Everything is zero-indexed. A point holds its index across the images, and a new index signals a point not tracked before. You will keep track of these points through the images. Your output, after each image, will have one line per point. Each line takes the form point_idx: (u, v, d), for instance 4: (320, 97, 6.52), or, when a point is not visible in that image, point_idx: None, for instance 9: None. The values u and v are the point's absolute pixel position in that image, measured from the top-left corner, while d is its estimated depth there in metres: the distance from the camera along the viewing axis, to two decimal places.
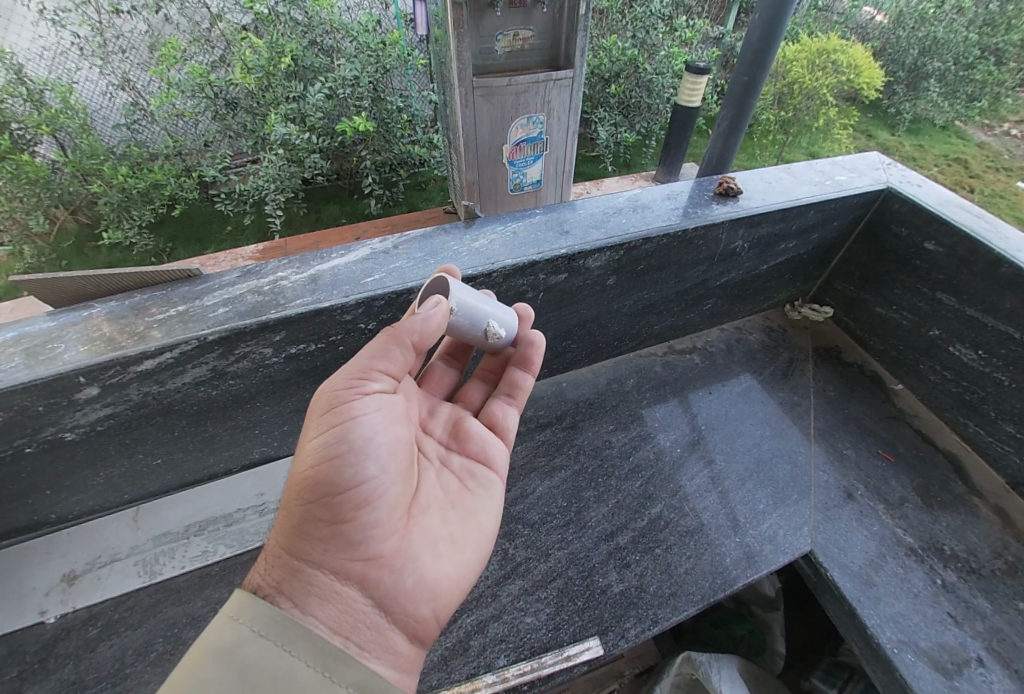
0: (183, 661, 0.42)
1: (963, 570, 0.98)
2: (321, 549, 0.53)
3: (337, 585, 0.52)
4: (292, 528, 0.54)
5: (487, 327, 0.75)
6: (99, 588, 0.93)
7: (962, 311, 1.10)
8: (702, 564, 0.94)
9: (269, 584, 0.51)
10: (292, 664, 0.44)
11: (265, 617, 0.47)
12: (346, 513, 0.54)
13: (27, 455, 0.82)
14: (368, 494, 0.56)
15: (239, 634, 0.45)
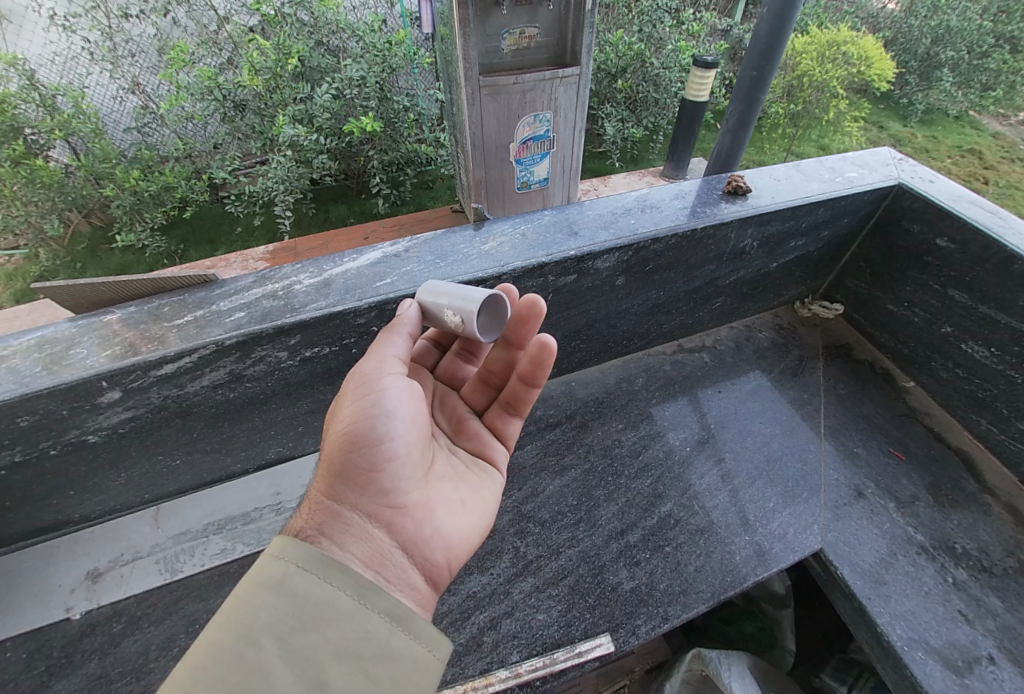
0: (231, 590, 0.42)
1: (975, 569, 0.97)
2: (356, 493, 0.55)
3: (369, 528, 0.54)
4: (326, 476, 0.56)
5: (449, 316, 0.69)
6: (122, 585, 0.96)
7: (975, 308, 1.09)
8: (713, 562, 0.94)
9: (307, 526, 0.52)
10: (336, 595, 0.45)
11: (307, 552, 0.46)
12: (379, 462, 0.57)
13: (52, 457, 0.85)
14: (399, 448, 0.59)
15: (283, 567, 0.45)
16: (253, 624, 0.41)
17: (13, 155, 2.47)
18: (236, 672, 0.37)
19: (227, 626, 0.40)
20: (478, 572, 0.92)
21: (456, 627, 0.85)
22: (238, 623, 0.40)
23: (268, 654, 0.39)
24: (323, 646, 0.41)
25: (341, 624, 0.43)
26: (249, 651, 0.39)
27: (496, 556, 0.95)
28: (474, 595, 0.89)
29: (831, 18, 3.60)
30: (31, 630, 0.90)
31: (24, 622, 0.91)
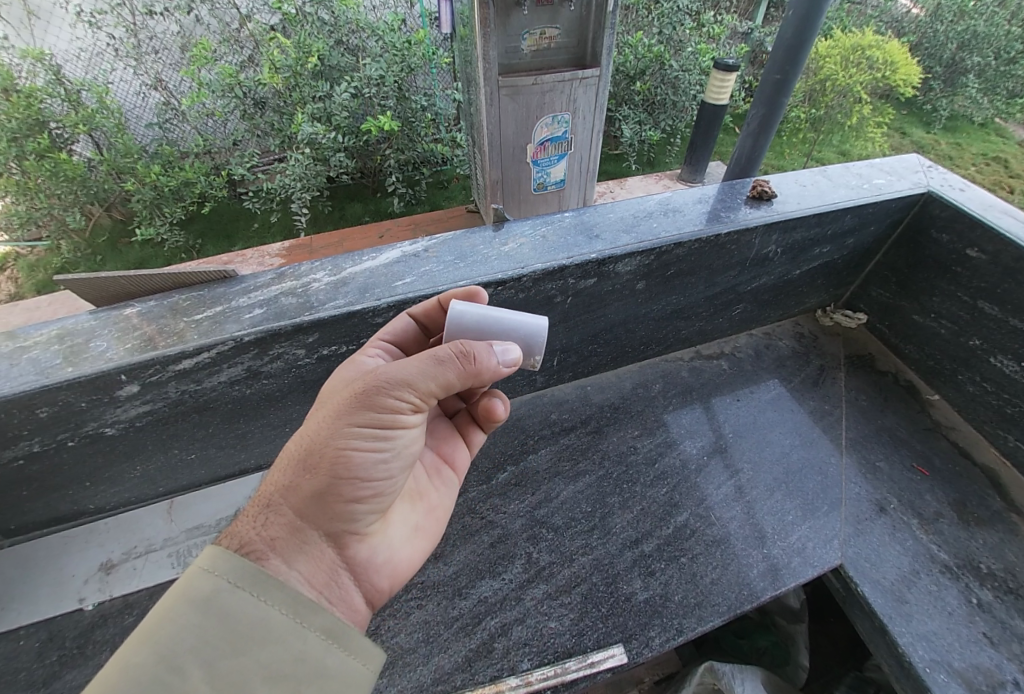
0: (153, 610, 0.40)
1: (1000, 590, 0.94)
2: (327, 517, 0.53)
3: (327, 554, 0.52)
4: (298, 491, 0.51)
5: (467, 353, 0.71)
6: (134, 577, 0.97)
7: (1005, 321, 1.06)
8: (728, 575, 0.92)
9: (260, 539, 0.48)
10: (267, 614, 0.43)
11: (239, 567, 0.44)
12: (355, 496, 0.55)
13: (69, 448, 0.86)
14: (383, 484, 0.57)
15: (213, 584, 0.43)
16: (175, 646, 0.38)
17: (38, 148, 2.54)
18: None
19: (147, 647, 0.37)
20: (489, 577, 0.91)
21: (466, 632, 0.84)
22: (159, 644, 0.38)
23: (192, 674, 0.37)
24: (252, 668, 0.40)
25: (272, 644, 0.42)
26: (170, 675, 0.37)
27: (508, 561, 0.94)
28: (485, 600, 0.88)
29: (855, 22, 3.57)
30: (44, 621, 0.91)
31: (38, 612, 0.92)
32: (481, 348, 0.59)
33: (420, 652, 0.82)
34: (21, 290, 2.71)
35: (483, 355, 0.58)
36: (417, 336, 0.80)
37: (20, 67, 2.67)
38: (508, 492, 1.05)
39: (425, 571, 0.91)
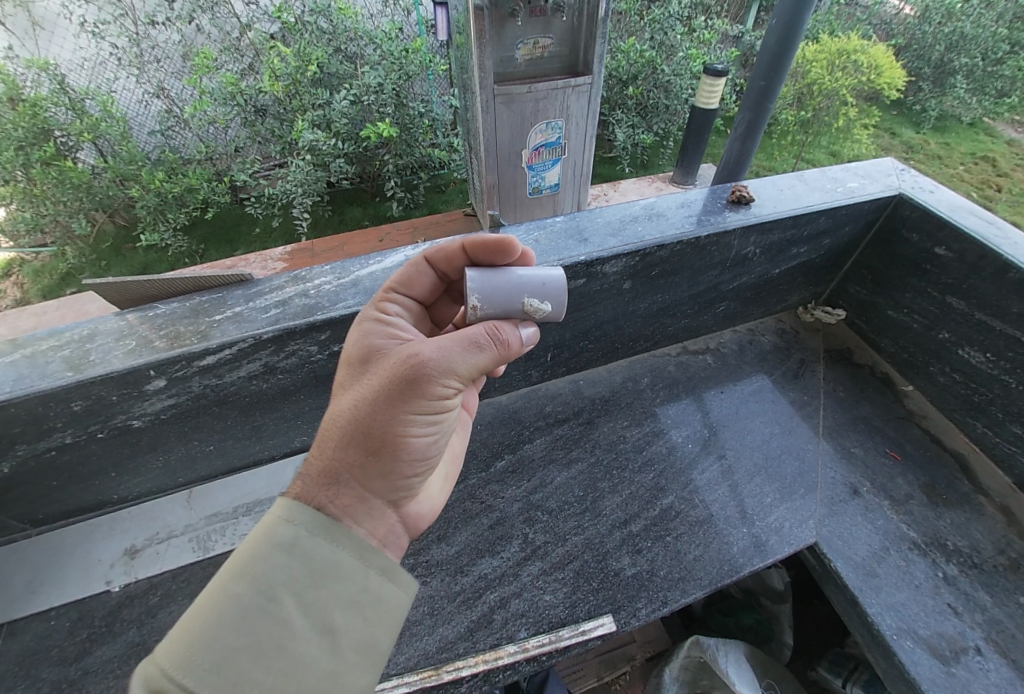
0: (243, 551, 0.43)
1: (965, 565, 1.02)
2: (389, 488, 0.54)
3: (389, 514, 0.54)
4: (365, 465, 0.51)
5: (522, 303, 0.69)
6: (158, 561, 1.04)
7: (971, 314, 1.14)
8: (711, 551, 1.00)
9: (334, 506, 0.49)
10: (344, 558, 0.47)
11: (317, 518, 0.47)
12: (415, 467, 0.56)
13: (98, 439, 0.93)
14: (430, 451, 0.59)
15: (295, 531, 0.45)
16: (270, 581, 0.41)
17: (43, 156, 2.61)
18: (260, 623, 0.39)
19: (246, 581, 0.41)
20: (489, 556, 0.98)
21: (467, 605, 0.91)
22: (254, 578, 0.41)
23: (287, 604, 0.41)
24: (334, 601, 0.44)
25: (349, 582, 0.46)
26: (270, 606, 0.40)
27: (506, 540, 1.01)
28: (485, 577, 0.95)
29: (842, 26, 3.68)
30: (75, 600, 0.98)
31: (69, 593, 0.99)
32: (510, 331, 0.64)
33: (426, 624, 0.89)
34: (28, 294, 2.79)
35: (512, 339, 0.63)
36: (434, 286, 0.80)
37: (25, 76, 2.75)
38: (506, 478, 1.12)
39: (428, 551, 0.98)
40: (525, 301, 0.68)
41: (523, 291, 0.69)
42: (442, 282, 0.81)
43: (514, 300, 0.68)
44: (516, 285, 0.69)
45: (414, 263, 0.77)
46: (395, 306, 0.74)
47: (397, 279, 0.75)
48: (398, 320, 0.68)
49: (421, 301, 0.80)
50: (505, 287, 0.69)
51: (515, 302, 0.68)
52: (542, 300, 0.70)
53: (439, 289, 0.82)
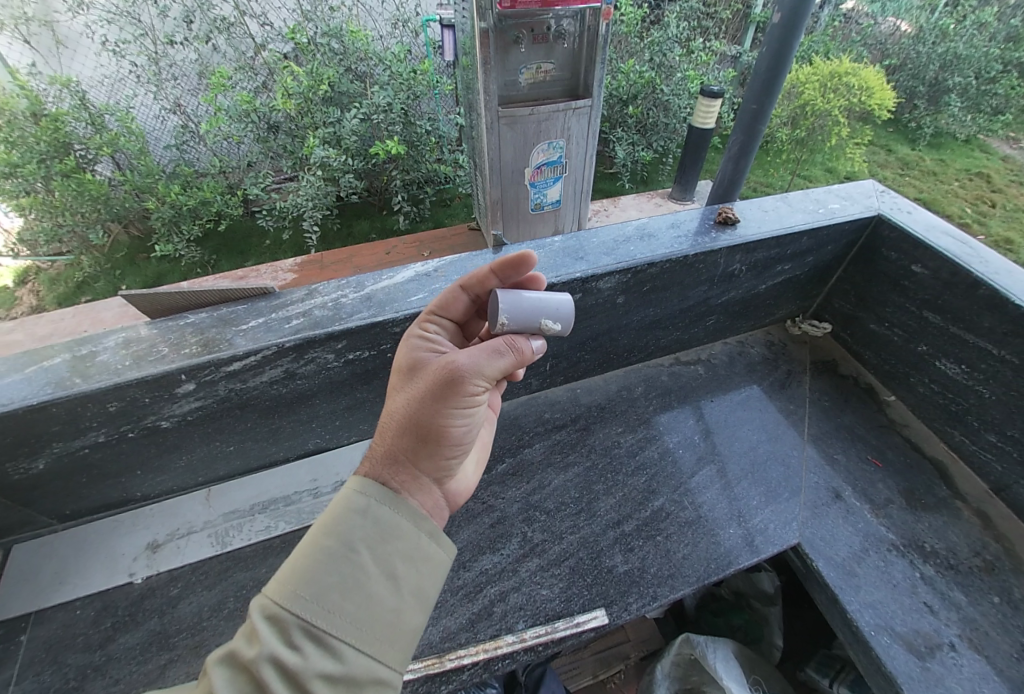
0: (327, 513, 0.50)
1: (941, 566, 1.07)
2: (437, 471, 0.61)
3: (438, 495, 0.61)
4: (416, 449, 0.59)
5: (539, 322, 0.76)
6: (178, 555, 1.10)
7: (946, 328, 1.20)
8: (699, 551, 1.06)
9: (395, 481, 0.56)
10: (408, 522, 0.53)
11: (383, 490, 0.54)
12: (456, 454, 0.64)
13: (129, 439, 1.00)
14: (467, 441, 0.67)
15: (367, 499, 0.52)
16: (350, 537, 0.48)
17: (64, 169, 2.72)
18: (345, 570, 0.46)
19: (332, 536, 0.47)
20: (490, 552, 1.05)
21: (469, 598, 0.97)
22: (338, 534, 0.48)
23: (365, 557, 0.48)
24: (400, 558, 0.51)
25: (412, 544, 0.52)
26: (352, 557, 0.47)
27: (506, 538, 1.07)
28: (486, 572, 1.02)
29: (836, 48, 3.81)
30: (101, 590, 1.05)
31: (95, 583, 1.06)
32: (522, 345, 0.69)
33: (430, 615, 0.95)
34: (44, 302, 2.88)
35: (524, 350, 0.69)
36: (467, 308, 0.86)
37: (48, 93, 2.88)
38: (505, 481, 1.19)
39: None
40: (543, 322, 0.75)
41: (542, 312, 0.75)
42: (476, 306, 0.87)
43: (533, 320, 0.75)
44: (535, 306, 0.75)
45: (450, 290, 0.84)
46: (436, 329, 0.82)
47: (436, 304, 0.83)
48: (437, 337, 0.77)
49: (456, 321, 0.88)
50: (526, 308, 0.75)
51: (534, 322, 0.75)
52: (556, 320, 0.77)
53: (472, 311, 0.89)
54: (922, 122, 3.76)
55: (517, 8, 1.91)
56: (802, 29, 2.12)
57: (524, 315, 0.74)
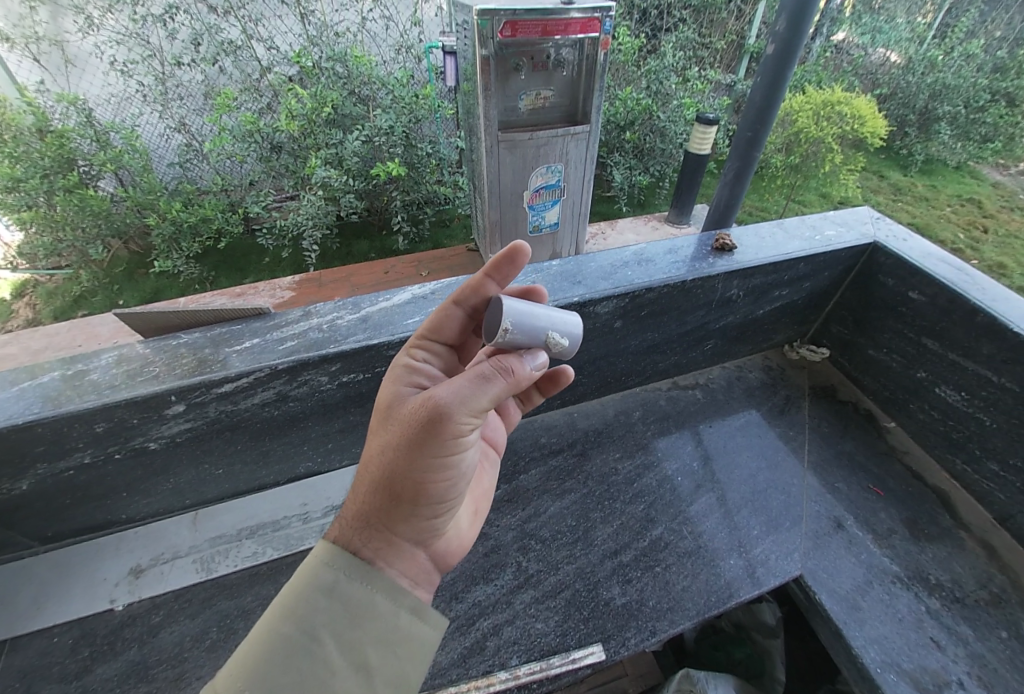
0: (293, 590, 0.49)
1: (947, 598, 1.04)
2: (413, 528, 0.60)
3: (415, 550, 0.60)
4: (388, 510, 0.57)
5: (546, 336, 0.72)
6: (162, 581, 1.07)
7: (945, 354, 1.20)
8: (699, 582, 1.03)
9: (366, 548, 0.56)
10: (376, 599, 0.53)
11: (352, 563, 0.53)
12: (434, 506, 0.62)
13: (115, 460, 0.98)
14: (452, 488, 0.65)
15: (334, 575, 0.52)
16: (313, 622, 0.48)
17: (67, 184, 2.74)
18: (305, 660, 0.46)
19: (294, 620, 0.47)
20: (483, 583, 1.01)
21: (461, 631, 0.94)
22: (301, 618, 0.48)
23: (327, 643, 0.48)
24: (366, 638, 0.50)
25: (380, 623, 0.52)
26: (313, 645, 0.47)
27: (500, 568, 1.04)
28: (479, 603, 0.98)
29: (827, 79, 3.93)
30: (78, 618, 1.01)
31: (73, 610, 1.01)
32: (516, 363, 0.64)
33: None
34: (40, 316, 2.87)
35: (521, 369, 0.64)
36: (462, 323, 0.85)
37: (55, 110, 2.93)
38: (501, 507, 1.16)
39: None
40: (550, 335, 0.72)
41: (550, 325, 0.72)
42: (469, 321, 0.86)
43: (537, 332, 0.71)
44: (545, 317, 0.72)
45: (444, 308, 0.82)
46: (425, 352, 0.80)
47: (427, 326, 0.81)
48: (423, 367, 0.75)
49: (450, 341, 0.86)
50: (535, 317, 0.71)
51: (542, 333, 0.72)
52: (562, 337, 0.74)
53: (465, 328, 0.87)
54: (912, 150, 3.86)
55: (517, 36, 1.97)
56: (795, 61, 2.16)
57: (532, 324, 0.71)
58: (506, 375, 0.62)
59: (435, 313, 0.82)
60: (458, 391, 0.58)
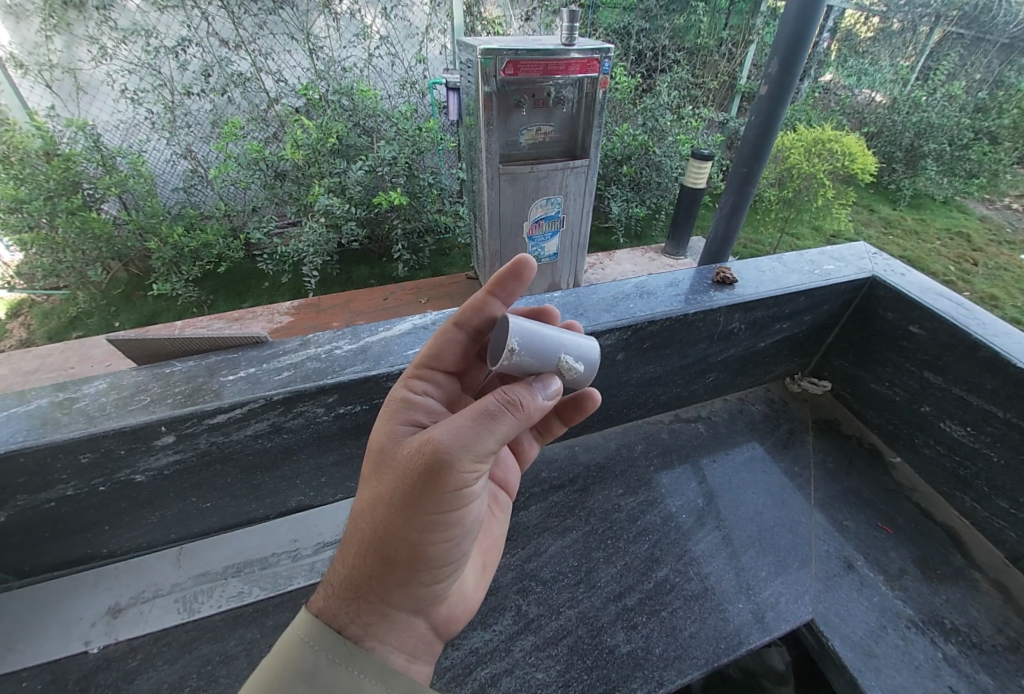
0: (268, 678, 0.48)
1: (964, 644, 1.00)
2: (406, 594, 0.58)
3: (409, 617, 0.59)
4: (380, 576, 0.56)
5: (558, 359, 0.71)
6: (141, 622, 1.01)
7: (949, 388, 1.19)
8: (707, 628, 0.98)
9: (355, 624, 0.54)
10: (360, 681, 0.50)
11: (336, 642, 0.52)
12: (430, 568, 0.60)
13: (100, 492, 0.94)
14: (452, 546, 0.63)
15: (313, 658, 0.50)
16: None
17: (71, 207, 2.77)
18: None
19: None
20: (480, 628, 0.96)
21: (457, 682, 0.88)
22: None
23: None
24: None
25: None
26: None
27: (499, 612, 0.99)
28: (476, 651, 0.93)
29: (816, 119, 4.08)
30: (49, 662, 0.94)
31: (44, 653, 0.96)
32: (524, 394, 0.60)
33: None
34: (33, 336, 2.85)
35: (530, 402, 0.60)
36: (464, 346, 0.85)
37: (64, 135, 2.99)
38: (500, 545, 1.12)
39: None
40: (563, 357, 0.71)
41: (563, 348, 0.72)
42: (470, 344, 0.86)
43: (549, 355, 0.70)
44: (556, 339, 0.72)
45: (443, 332, 0.82)
46: (425, 382, 0.79)
47: (426, 352, 0.81)
48: (422, 401, 0.73)
49: (449, 367, 0.85)
50: (547, 339, 0.71)
51: (554, 356, 0.71)
52: (576, 361, 0.73)
53: (466, 352, 0.86)
54: (900, 185, 3.97)
55: (519, 75, 2.04)
56: (788, 100, 2.22)
57: (542, 344, 0.70)
58: (516, 416, 0.58)
59: (433, 339, 0.82)
60: (457, 442, 0.55)
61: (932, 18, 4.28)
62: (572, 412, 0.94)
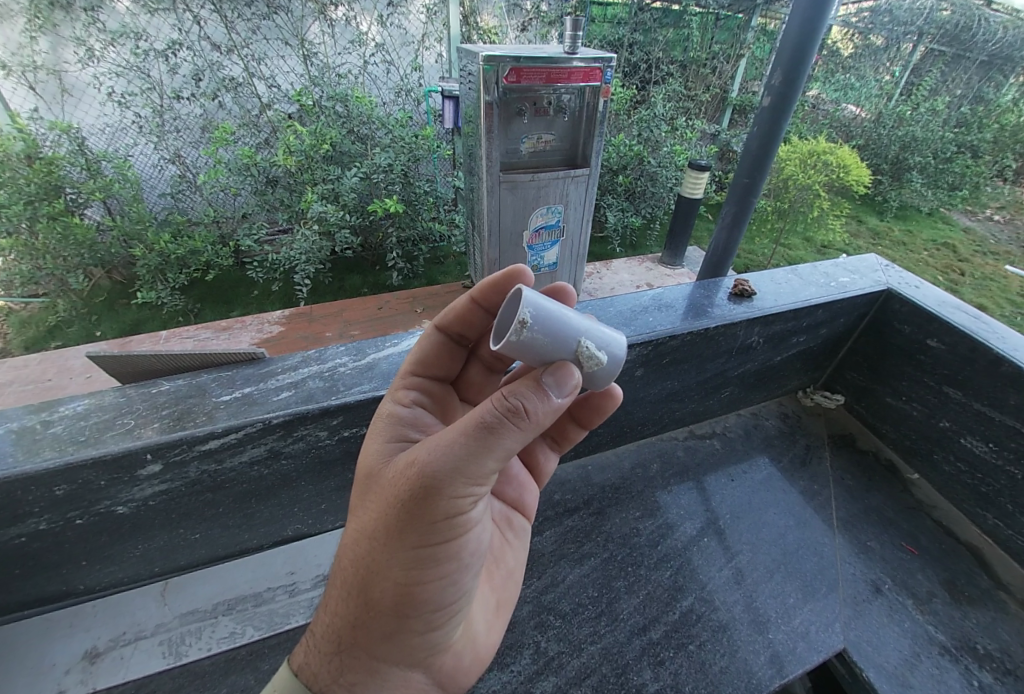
0: None
1: (999, 671, 0.95)
2: (398, 646, 0.53)
3: (404, 669, 0.54)
4: (366, 624, 0.52)
5: (576, 344, 0.64)
6: (121, 668, 0.92)
7: (969, 404, 1.16)
8: (738, 662, 0.92)
9: (339, 682, 0.50)
10: None
11: None
12: (427, 616, 0.55)
13: (76, 526, 0.85)
14: (453, 588, 0.57)
15: None
16: None
17: (52, 211, 2.65)
18: None
19: None
20: (497, 669, 0.89)
21: None
22: None
23: None
24: None
25: None
26: None
27: (516, 651, 0.92)
28: None
29: None
30: None
31: None
32: (533, 400, 0.51)
33: None
34: (8, 346, 2.71)
35: (534, 412, 0.51)
36: (451, 350, 0.82)
37: (46, 137, 2.87)
38: None
39: None
40: (582, 343, 0.64)
41: (581, 333, 0.65)
42: (457, 347, 0.82)
43: (566, 339, 0.63)
44: (575, 321, 0.66)
45: (427, 335, 0.79)
46: (416, 389, 0.75)
47: (414, 358, 0.78)
48: (416, 415, 0.68)
49: (440, 373, 0.81)
50: (564, 321, 0.64)
51: (573, 339, 0.64)
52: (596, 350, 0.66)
53: (457, 353, 0.82)
54: (887, 196, 4.04)
55: (521, 82, 2.01)
56: (790, 111, 2.21)
57: (557, 324, 0.63)
58: (517, 433, 0.50)
59: (418, 343, 0.79)
60: (442, 467, 0.49)
61: (915, 35, 4.39)
62: (588, 414, 0.88)
